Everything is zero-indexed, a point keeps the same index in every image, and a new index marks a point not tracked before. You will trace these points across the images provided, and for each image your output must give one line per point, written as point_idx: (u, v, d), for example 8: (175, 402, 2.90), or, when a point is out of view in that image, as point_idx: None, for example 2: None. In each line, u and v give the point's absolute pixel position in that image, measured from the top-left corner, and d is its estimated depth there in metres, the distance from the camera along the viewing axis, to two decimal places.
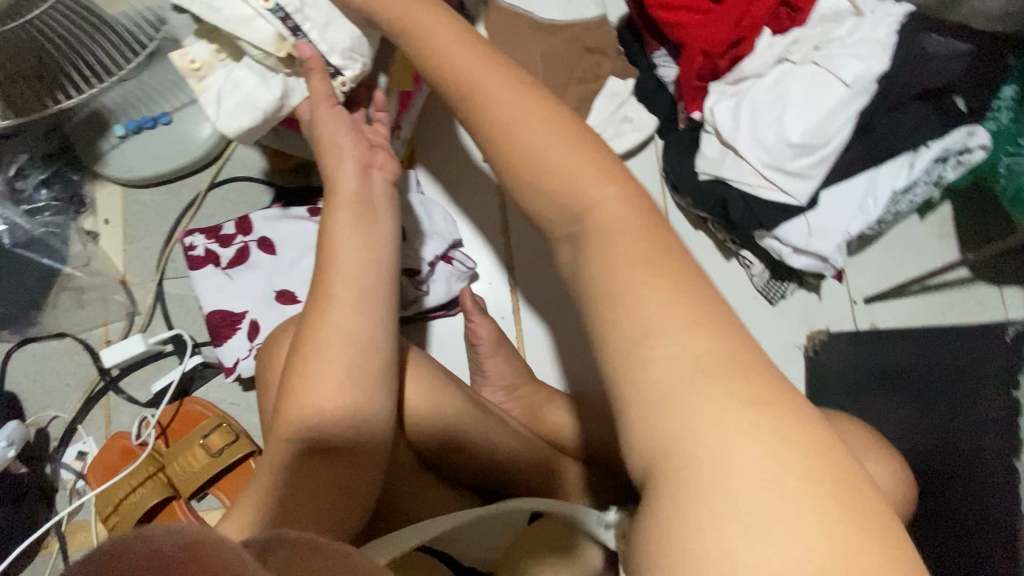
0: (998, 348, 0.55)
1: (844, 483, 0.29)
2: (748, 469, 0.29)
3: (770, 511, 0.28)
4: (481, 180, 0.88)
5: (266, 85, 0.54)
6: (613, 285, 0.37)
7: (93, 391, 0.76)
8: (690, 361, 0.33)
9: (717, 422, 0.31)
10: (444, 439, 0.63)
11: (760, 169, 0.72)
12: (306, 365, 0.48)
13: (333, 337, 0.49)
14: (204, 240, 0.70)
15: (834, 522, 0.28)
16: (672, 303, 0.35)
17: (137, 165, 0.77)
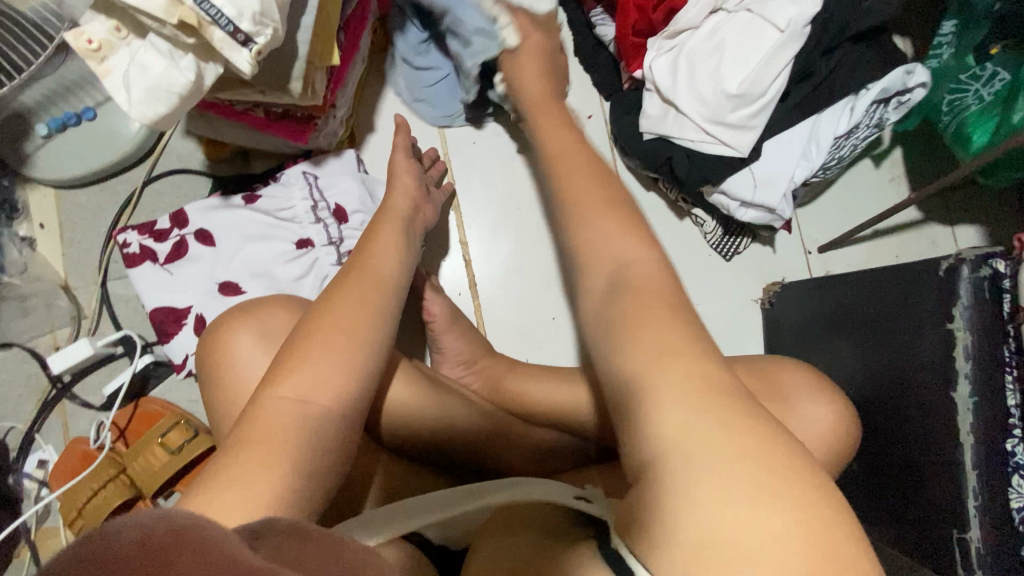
0: (932, 284, 0.55)
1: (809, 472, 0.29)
2: (720, 455, 0.29)
3: (751, 496, 0.28)
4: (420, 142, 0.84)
5: (177, 67, 0.50)
6: (603, 308, 0.39)
7: (46, 400, 0.75)
8: (673, 367, 0.33)
9: (692, 418, 0.31)
10: (407, 428, 0.64)
11: (701, 124, 0.71)
12: (305, 345, 0.45)
13: (318, 330, 0.46)
14: (138, 237, 0.68)
15: (807, 507, 0.28)
16: (653, 312, 0.36)
17: (68, 163, 0.75)
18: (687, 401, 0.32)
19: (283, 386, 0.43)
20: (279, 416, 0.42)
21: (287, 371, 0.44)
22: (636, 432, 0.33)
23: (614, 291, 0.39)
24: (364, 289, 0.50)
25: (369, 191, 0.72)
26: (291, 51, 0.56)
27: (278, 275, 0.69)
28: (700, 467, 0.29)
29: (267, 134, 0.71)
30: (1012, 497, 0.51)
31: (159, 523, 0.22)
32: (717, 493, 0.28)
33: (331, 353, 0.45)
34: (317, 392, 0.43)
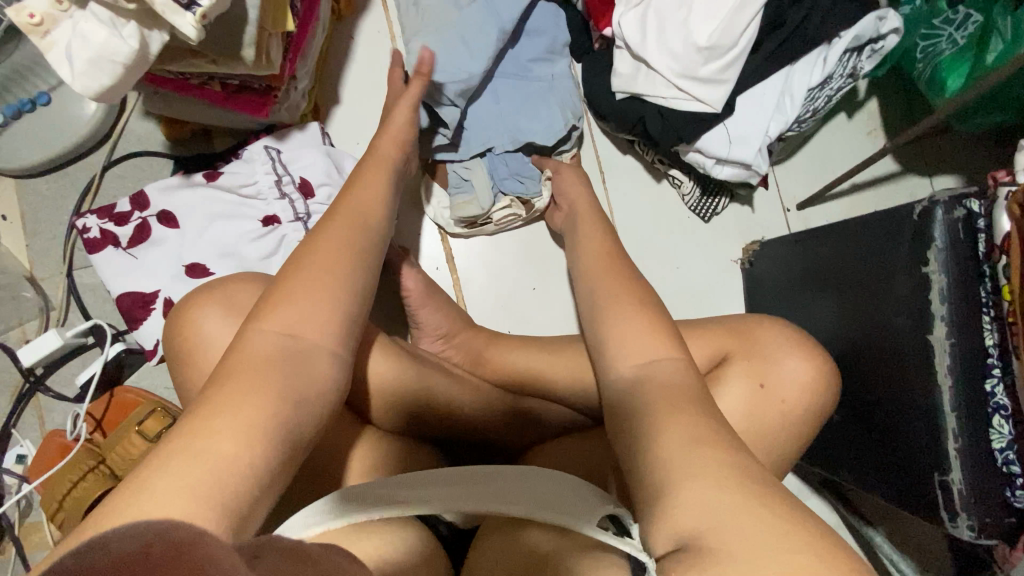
0: (907, 228, 0.54)
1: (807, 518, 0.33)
2: (722, 505, 0.34)
3: (758, 536, 0.31)
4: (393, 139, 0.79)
5: (120, 36, 0.47)
6: (627, 379, 0.46)
7: (19, 394, 0.73)
8: (687, 430, 0.39)
9: (713, 471, 0.36)
10: (393, 402, 0.63)
11: (673, 80, 0.69)
12: (276, 313, 0.42)
13: (301, 302, 0.43)
14: (98, 221, 0.66)
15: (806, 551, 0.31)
16: (666, 384, 0.44)
17: (25, 150, 0.73)
18: (702, 453, 0.37)
19: (264, 320, 0.42)
20: (259, 347, 0.40)
21: (272, 309, 0.42)
22: (658, 475, 0.37)
23: (637, 357, 0.47)
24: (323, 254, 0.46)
25: (335, 164, 0.70)
26: (241, 15, 0.53)
27: (246, 254, 0.67)
28: (722, 515, 0.33)
29: (227, 110, 0.69)
30: (992, 439, 0.50)
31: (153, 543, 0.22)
32: (737, 531, 0.32)
33: (310, 299, 0.43)
34: (307, 368, 0.41)
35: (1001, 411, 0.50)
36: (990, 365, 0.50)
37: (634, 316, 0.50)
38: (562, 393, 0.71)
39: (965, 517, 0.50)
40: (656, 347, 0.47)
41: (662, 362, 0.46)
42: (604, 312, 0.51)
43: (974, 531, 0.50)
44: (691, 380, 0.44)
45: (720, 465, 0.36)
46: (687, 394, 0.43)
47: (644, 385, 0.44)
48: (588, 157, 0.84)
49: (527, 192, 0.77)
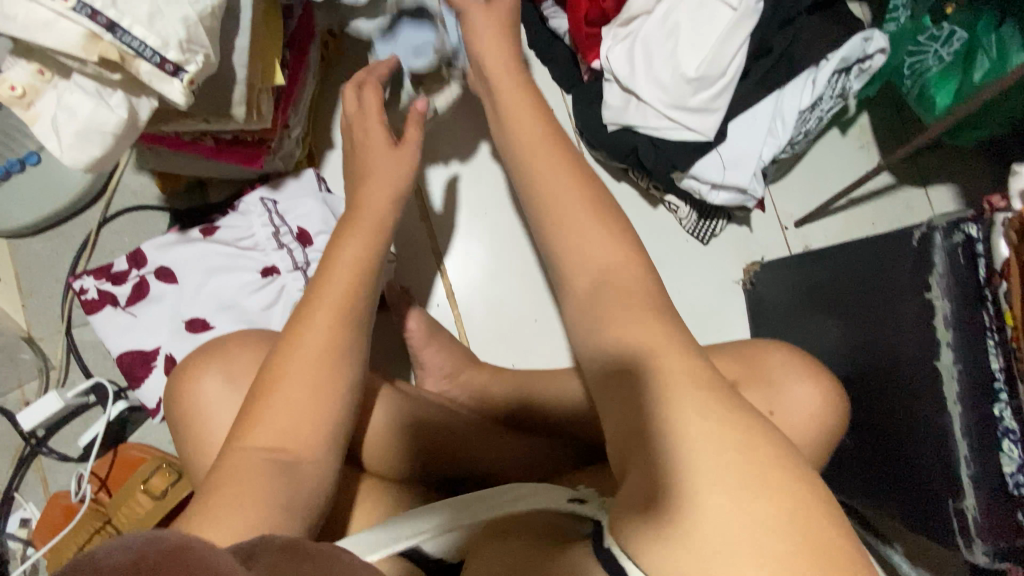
0: (908, 254, 0.54)
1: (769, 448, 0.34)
2: (702, 455, 0.33)
3: (732, 492, 0.32)
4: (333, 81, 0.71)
5: (107, 106, 0.47)
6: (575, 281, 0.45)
7: (21, 458, 0.72)
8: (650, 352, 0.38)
9: (689, 411, 0.35)
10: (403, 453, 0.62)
11: (664, 111, 0.70)
12: (274, 390, 0.48)
13: (295, 377, 0.49)
14: (95, 281, 0.66)
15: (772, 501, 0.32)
16: (624, 293, 0.43)
17: (17, 210, 0.72)
18: (679, 400, 0.36)
19: (248, 438, 0.47)
20: (246, 465, 0.46)
21: (252, 426, 0.47)
22: (634, 416, 0.37)
23: (585, 253, 0.45)
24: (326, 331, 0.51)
25: (332, 211, 0.71)
26: (229, 75, 0.53)
27: (246, 306, 0.67)
28: (707, 472, 0.33)
29: (221, 162, 0.69)
30: (1002, 462, 0.48)
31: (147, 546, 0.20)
32: (717, 488, 0.32)
33: (306, 374, 0.49)
34: (291, 440, 0.48)
35: (1012, 435, 0.48)
36: (996, 388, 0.49)
37: (608, 250, 0.45)
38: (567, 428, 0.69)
39: (981, 544, 0.50)
40: (625, 280, 0.44)
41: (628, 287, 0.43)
42: (560, 237, 0.48)
43: (989, 556, 0.50)
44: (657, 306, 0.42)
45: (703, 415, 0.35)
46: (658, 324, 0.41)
47: (603, 289, 0.43)
48: None
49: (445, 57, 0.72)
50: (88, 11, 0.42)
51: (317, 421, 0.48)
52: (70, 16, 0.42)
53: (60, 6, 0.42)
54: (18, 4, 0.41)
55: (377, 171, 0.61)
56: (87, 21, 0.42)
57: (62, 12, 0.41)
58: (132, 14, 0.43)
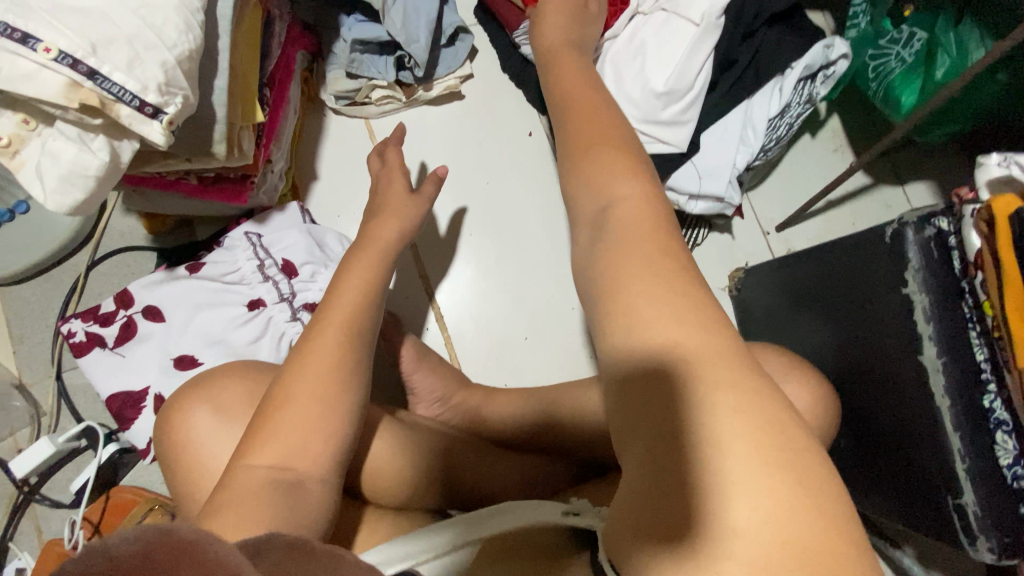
0: (882, 251, 0.54)
1: (801, 462, 0.28)
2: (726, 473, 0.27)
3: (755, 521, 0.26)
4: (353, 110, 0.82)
5: (90, 150, 0.47)
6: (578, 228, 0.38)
7: (14, 507, 0.71)
8: (681, 331, 0.31)
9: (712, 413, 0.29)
10: (404, 483, 0.62)
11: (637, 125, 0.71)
12: (276, 411, 0.49)
13: (287, 406, 0.49)
14: (83, 324, 0.66)
15: (800, 532, 0.26)
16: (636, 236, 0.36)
17: (6, 259, 0.73)
18: (707, 403, 0.29)
19: (253, 456, 0.47)
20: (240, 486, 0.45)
21: (257, 444, 0.47)
22: (645, 418, 0.30)
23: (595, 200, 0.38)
24: (319, 364, 0.52)
25: (316, 241, 0.72)
26: (209, 115, 0.54)
27: (233, 341, 0.67)
28: (727, 493, 0.27)
29: (205, 200, 0.70)
30: (998, 455, 0.48)
31: (160, 537, 0.19)
32: (740, 514, 0.27)
33: (301, 402, 0.50)
34: (292, 465, 0.47)
35: (1005, 426, 0.48)
36: (985, 379, 0.49)
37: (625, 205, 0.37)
38: (568, 447, 0.70)
39: (985, 540, 0.48)
40: (655, 246, 0.35)
41: (662, 254, 0.34)
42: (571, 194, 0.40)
43: (995, 553, 0.48)
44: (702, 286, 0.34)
45: (735, 427, 0.28)
46: (714, 322, 0.32)
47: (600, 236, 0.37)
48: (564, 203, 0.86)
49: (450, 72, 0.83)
50: (69, 61, 0.43)
51: (307, 457, 0.48)
52: (51, 65, 0.43)
53: (42, 57, 0.43)
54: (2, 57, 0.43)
55: (390, 210, 0.69)
56: (67, 69, 0.43)
57: (44, 62, 0.43)
58: (111, 62, 0.44)
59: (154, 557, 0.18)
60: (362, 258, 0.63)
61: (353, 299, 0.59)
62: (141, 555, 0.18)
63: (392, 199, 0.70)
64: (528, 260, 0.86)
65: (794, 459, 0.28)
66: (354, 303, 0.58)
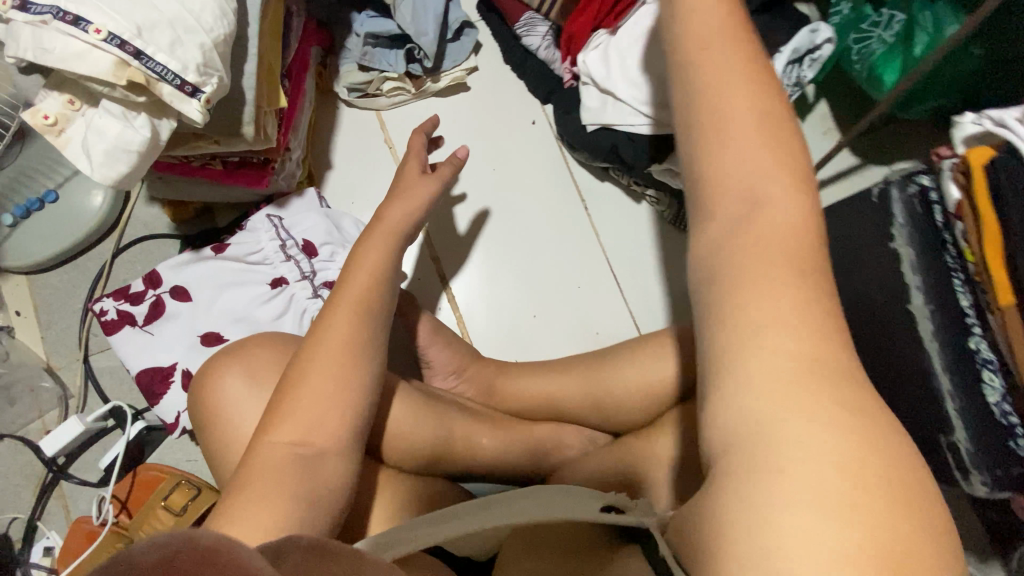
0: (869, 211, 0.58)
1: (886, 457, 0.25)
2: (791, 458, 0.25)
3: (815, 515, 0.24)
4: (364, 103, 0.86)
5: (133, 127, 0.51)
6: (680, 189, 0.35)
7: (43, 486, 0.73)
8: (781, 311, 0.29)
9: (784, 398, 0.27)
10: (430, 448, 0.66)
11: (637, 108, 0.74)
12: (305, 366, 0.53)
13: (318, 364, 0.53)
14: (114, 303, 0.69)
15: (867, 531, 0.23)
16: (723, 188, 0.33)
17: (35, 247, 0.76)
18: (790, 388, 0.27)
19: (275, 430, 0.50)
20: (273, 458, 0.49)
21: (278, 421, 0.50)
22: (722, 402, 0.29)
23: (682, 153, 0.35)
24: (351, 325, 0.56)
25: (334, 224, 0.75)
26: (239, 97, 0.58)
27: (258, 317, 0.70)
28: (786, 474, 0.25)
29: (228, 186, 0.74)
30: (986, 393, 0.52)
31: (179, 544, 0.18)
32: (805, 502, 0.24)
33: (331, 360, 0.53)
34: (325, 422, 0.51)
35: (990, 365, 0.51)
36: (970, 324, 0.52)
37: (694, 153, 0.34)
38: (577, 413, 0.74)
39: (977, 475, 0.51)
40: (766, 238, 0.31)
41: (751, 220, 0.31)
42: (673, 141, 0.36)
43: (988, 486, 0.51)
44: (827, 307, 0.29)
45: (816, 447, 0.25)
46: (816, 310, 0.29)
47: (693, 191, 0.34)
48: (567, 186, 0.91)
49: (455, 64, 0.87)
50: (116, 42, 0.47)
51: (341, 409, 0.52)
52: (100, 45, 0.46)
53: (92, 38, 0.46)
54: (55, 39, 0.46)
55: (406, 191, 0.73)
56: (115, 48, 0.46)
57: (94, 43, 0.46)
58: (155, 43, 0.48)
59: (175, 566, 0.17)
60: (380, 233, 0.66)
61: (374, 272, 0.62)
62: (162, 563, 0.17)
63: (403, 182, 0.73)
64: (534, 242, 0.89)
65: (886, 457, 0.25)
66: (376, 274, 0.62)
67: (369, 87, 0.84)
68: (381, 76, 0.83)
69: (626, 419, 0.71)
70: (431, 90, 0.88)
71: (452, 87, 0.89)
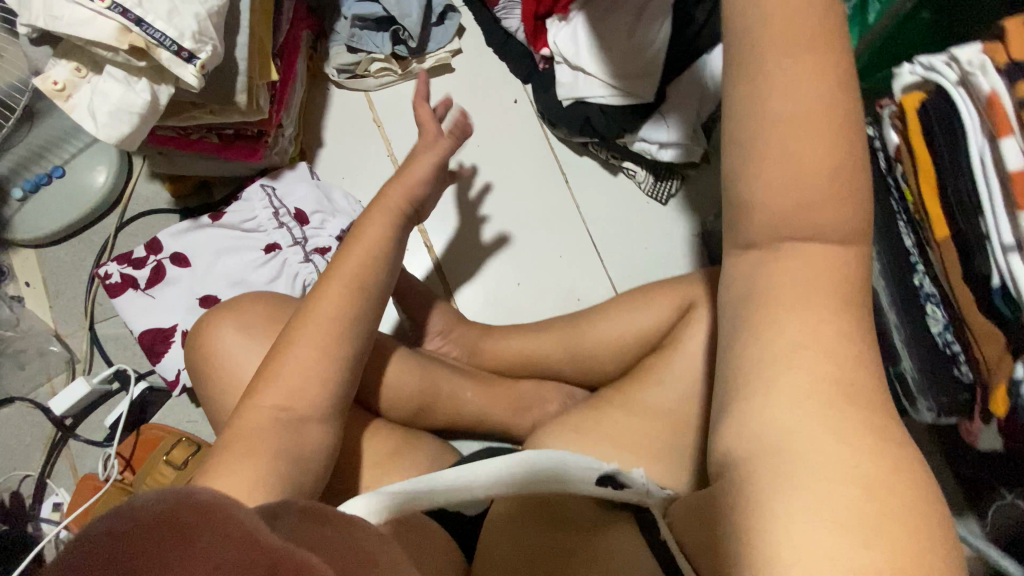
0: None
1: (898, 478, 0.26)
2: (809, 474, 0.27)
3: (827, 527, 0.25)
4: (353, 84, 0.91)
5: (134, 90, 0.56)
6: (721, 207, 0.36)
7: (52, 445, 0.77)
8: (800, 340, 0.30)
9: (808, 420, 0.28)
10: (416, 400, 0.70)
11: (608, 80, 0.79)
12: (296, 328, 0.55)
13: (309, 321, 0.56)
14: (118, 266, 0.74)
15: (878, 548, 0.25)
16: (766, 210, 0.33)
17: (43, 220, 0.80)
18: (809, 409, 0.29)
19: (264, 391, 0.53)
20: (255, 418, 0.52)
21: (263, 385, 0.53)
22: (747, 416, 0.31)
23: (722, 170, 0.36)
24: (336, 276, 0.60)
25: (324, 194, 0.79)
26: (233, 67, 0.62)
27: (253, 280, 0.74)
28: (803, 491, 0.27)
29: (225, 159, 0.79)
30: (930, 323, 0.55)
31: (178, 500, 0.21)
32: (818, 515, 0.26)
33: (319, 306, 0.57)
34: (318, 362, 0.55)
35: (932, 298, 0.55)
36: (913, 262, 0.57)
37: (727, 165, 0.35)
38: (556, 366, 0.78)
39: (924, 402, 0.54)
40: (807, 268, 0.32)
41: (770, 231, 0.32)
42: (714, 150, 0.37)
43: (934, 412, 0.54)
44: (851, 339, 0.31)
45: (831, 464, 0.27)
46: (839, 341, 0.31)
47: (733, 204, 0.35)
48: (548, 160, 0.95)
49: (439, 46, 0.92)
50: (119, 10, 0.52)
51: (327, 349, 0.55)
52: (104, 12, 0.51)
53: (97, 5, 0.51)
54: (64, 8, 0.51)
55: None
56: (118, 15, 0.51)
57: (99, 10, 0.51)
58: (154, 12, 0.53)
59: (175, 519, 0.20)
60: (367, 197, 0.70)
61: (373, 247, 0.62)
62: (163, 518, 0.20)
63: None
64: (518, 214, 0.93)
65: (898, 476, 0.26)
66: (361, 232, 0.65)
67: (357, 69, 0.89)
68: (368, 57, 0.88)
69: (603, 369, 0.75)
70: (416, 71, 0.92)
71: (437, 69, 0.94)
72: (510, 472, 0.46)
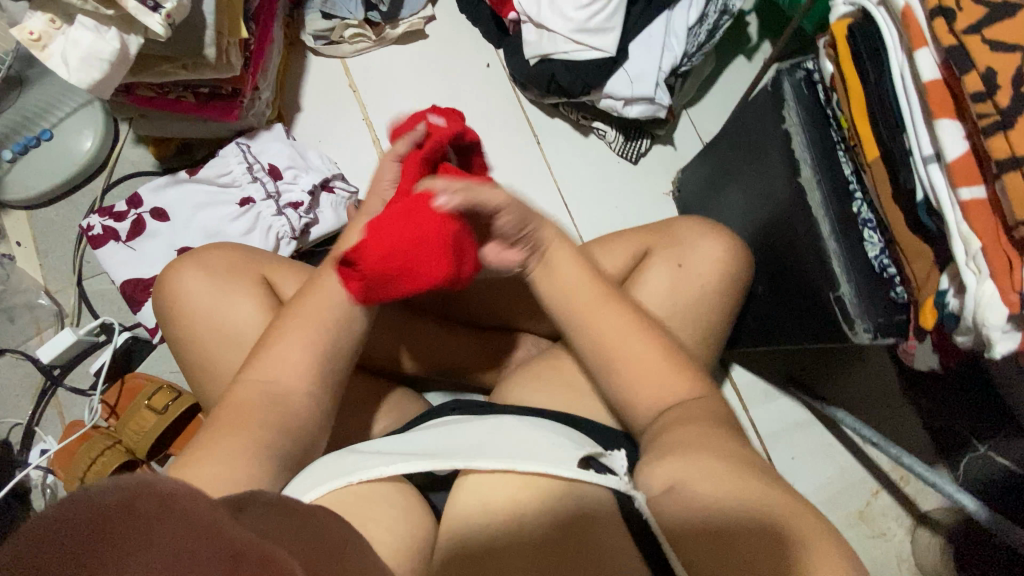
0: (767, 101, 0.64)
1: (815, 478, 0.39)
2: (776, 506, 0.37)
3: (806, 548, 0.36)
4: (329, 50, 0.94)
5: (104, 38, 0.59)
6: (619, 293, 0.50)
7: (41, 395, 0.81)
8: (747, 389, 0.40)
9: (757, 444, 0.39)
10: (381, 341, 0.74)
11: (569, 36, 0.81)
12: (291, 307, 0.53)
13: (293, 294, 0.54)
14: (100, 219, 0.78)
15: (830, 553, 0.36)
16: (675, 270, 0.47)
17: (32, 181, 0.84)
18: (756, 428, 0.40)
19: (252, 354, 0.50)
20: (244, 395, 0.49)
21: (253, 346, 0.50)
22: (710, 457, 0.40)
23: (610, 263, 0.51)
24: None
25: (299, 152, 0.83)
26: (200, 21, 0.65)
27: (229, 232, 0.78)
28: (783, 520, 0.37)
29: (202, 119, 0.82)
30: (868, 249, 0.57)
31: (138, 487, 0.19)
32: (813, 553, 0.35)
33: None
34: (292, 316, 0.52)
35: (870, 224, 0.57)
36: (852, 190, 0.58)
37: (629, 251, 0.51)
38: (519, 316, 0.79)
39: (861, 322, 0.55)
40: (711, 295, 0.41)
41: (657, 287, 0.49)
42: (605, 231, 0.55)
43: (871, 333, 0.55)
44: None
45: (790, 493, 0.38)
46: None
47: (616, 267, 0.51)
48: (520, 120, 0.96)
49: (412, 12, 0.94)
50: None
51: None
52: None
53: None
54: None
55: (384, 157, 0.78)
56: None
57: None
58: None
59: (135, 505, 0.18)
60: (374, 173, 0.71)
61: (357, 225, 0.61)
62: (122, 504, 0.18)
63: None
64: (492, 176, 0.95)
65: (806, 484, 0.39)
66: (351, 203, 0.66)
67: (333, 35, 0.92)
68: (342, 24, 0.91)
69: None
70: (390, 36, 0.95)
71: (411, 35, 0.97)
72: (473, 465, 0.44)
